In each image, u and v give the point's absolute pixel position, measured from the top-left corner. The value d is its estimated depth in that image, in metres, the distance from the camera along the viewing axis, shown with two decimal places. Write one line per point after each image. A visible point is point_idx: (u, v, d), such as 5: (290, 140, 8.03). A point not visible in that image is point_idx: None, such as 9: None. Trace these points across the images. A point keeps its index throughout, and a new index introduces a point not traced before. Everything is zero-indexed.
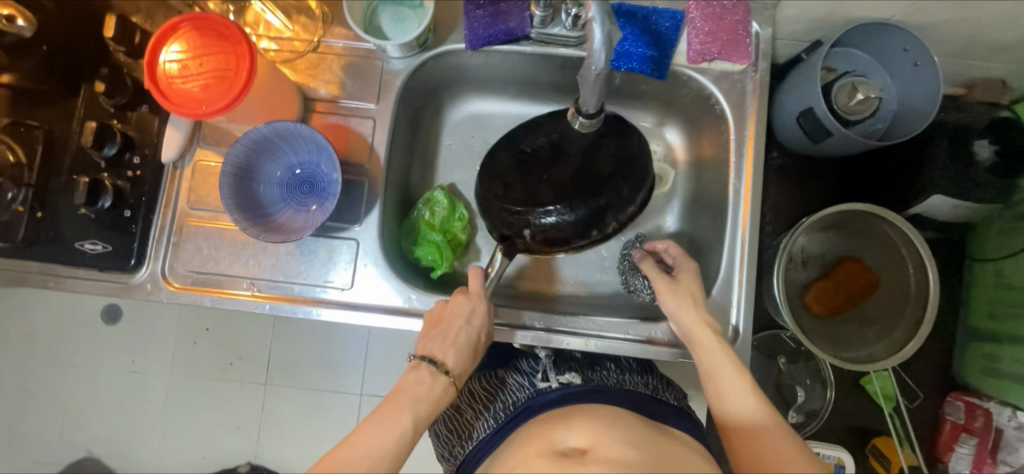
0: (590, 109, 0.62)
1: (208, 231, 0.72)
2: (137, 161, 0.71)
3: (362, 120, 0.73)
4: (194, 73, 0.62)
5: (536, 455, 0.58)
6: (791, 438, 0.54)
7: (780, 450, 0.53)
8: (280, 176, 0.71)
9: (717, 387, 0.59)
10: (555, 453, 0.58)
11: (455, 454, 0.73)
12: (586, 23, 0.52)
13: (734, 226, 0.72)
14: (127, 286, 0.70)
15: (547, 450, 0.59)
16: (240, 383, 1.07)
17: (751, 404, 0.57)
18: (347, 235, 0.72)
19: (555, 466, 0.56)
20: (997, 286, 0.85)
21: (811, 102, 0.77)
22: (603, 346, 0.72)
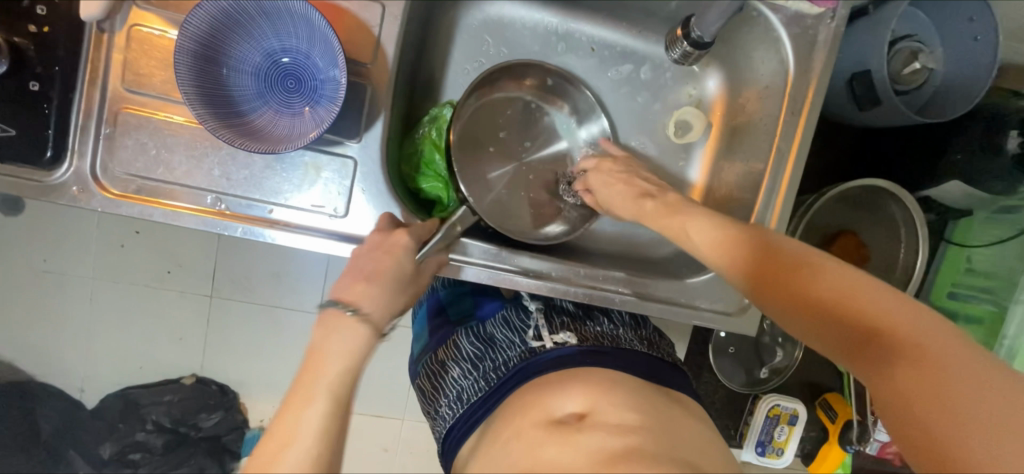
0: (704, 37, 0.66)
1: (155, 125, 0.55)
2: (42, 12, 0.52)
3: (367, 3, 0.57)
4: None
5: (530, 424, 0.54)
6: (836, 263, 0.45)
7: (828, 281, 0.44)
8: (257, 63, 0.55)
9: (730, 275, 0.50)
10: (552, 420, 0.54)
11: (442, 414, 0.69)
12: None
13: (771, 190, 0.68)
14: (40, 185, 0.54)
15: (543, 418, 0.55)
16: (186, 296, 0.94)
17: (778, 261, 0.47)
18: (342, 152, 0.59)
19: (552, 434, 0.52)
20: (965, 270, 0.91)
21: (870, 64, 0.72)
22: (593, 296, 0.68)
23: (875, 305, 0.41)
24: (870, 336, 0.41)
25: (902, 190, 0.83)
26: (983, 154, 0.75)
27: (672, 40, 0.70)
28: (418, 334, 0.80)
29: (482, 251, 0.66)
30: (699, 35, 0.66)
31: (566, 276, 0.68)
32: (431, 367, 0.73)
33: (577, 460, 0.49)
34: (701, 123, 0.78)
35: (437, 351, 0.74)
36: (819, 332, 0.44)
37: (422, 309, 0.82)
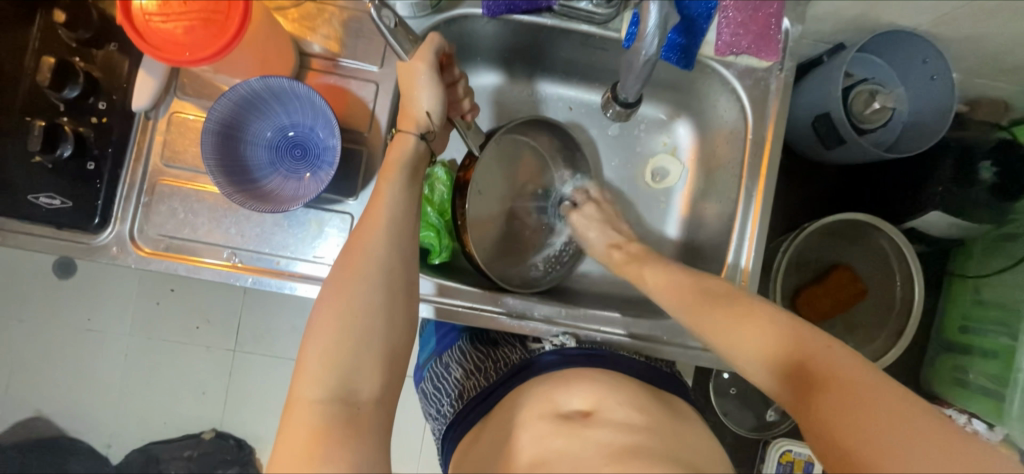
0: (627, 99, 0.65)
1: (186, 193, 0.65)
2: (102, 107, 0.63)
3: (363, 84, 0.67)
4: (178, 12, 0.52)
5: (536, 416, 0.56)
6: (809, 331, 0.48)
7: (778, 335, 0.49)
8: (270, 138, 0.65)
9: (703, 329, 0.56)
10: (559, 414, 0.55)
11: (443, 413, 0.70)
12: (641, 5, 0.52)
13: (743, 230, 0.72)
14: (88, 247, 0.63)
15: (550, 411, 0.56)
16: (207, 348, 1.01)
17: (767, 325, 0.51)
18: (341, 208, 0.66)
19: (559, 426, 0.53)
20: (975, 302, 0.87)
21: (829, 106, 0.77)
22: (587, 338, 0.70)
23: (838, 368, 0.44)
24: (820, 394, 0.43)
25: (886, 223, 0.84)
26: (957, 187, 0.78)
27: (605, 97, 0.70)
28: (427, 342, 0.83)
29: (479, 292, 0.70)
30: (624, 97, 0.65)
31: (550, 314, 0.71)
32: (436, 369, 0.75)
33: (586, 451, 0.50)
34: (679, 169, 0.84)
35: (443, 354, 0.77)
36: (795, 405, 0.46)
37: (430, 325, 0.85)
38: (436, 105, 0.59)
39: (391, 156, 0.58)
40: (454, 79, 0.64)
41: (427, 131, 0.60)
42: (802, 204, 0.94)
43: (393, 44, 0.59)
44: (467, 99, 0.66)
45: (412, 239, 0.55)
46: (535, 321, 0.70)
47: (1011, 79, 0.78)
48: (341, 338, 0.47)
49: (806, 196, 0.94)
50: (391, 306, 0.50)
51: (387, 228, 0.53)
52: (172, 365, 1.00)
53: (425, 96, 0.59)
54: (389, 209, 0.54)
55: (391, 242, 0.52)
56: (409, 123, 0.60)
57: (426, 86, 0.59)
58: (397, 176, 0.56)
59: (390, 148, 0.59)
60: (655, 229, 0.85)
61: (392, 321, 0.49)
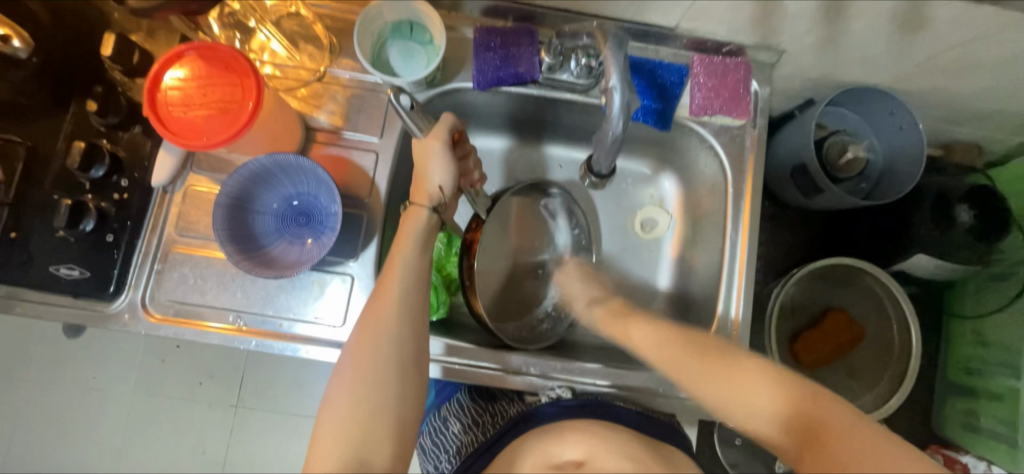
0: (601, 170, 0.69)
1: (197, 260, 0.69)
2: (124, 183, 0.69)
3: (364, 153, 0.72)
4: (197, 103, 0.58)
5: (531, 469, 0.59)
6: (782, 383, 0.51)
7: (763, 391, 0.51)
8: (277, 207, 0.69)
9: (696, 382, 0.56)
10: (553, 465, 0.58)
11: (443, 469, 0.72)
12: (605, 91, 0.57)
13: (731, 278, 0.74)
14: (103, 315, 0.67)
15: (544, 463, 0.59)
16: (208, 405, 1.02)
17: (771, 385, 0.51)
18: (342, 269, 0.70)
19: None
20: (976, 343, 0.86)
21: (804, 158, 0.81)
22: (584, 392, 0.70)
23: (832, 422, 0.47)
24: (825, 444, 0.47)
25: (875, 267, 0.86)
26: (938, 231, 0.80)
27: (581, 168, 0.73)
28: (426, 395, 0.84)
29: (475, 349, 0.70)
30: (598, 169, 0.69)
31: (545, 368, 0.70)
32: (433, 423, 0.77)
33: None
34: (667, 220, 0.87)
35: (442, 407, 0.78)
36: (803, 459, 0.48)
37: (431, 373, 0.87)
38: (448, 179, 0.63)
39: (405, 229, 0.62)
40: (466, 153, 0.68)
41: (439, 204, 0.64)
42: (791, 248, 0.96)
43: (407, 121, 0.62)
44: (477, 170, 0.71)
45: (420, 311, 0.59)
46: (532, 376, 0.70)
47: (979, 126, 0.82)
48: (357, 410, 0.52)
49: (795, 240, 0.96)
50: (402, 379, 0.55)
51: (399, 303, 0.57)
52: (174, 426, 1.00)
53: (438, 170, 0.63)
54: (401, 284, 0.59)
55: (403, 317, 0.57)
56: (422, 196, 0.64)
57: (440, 161, 0.63)
58: (409, 251, 0.61)
59: (403, 219, 0.63)
60: (648, 278, 0.87)
61: (402, 393, 0.55)
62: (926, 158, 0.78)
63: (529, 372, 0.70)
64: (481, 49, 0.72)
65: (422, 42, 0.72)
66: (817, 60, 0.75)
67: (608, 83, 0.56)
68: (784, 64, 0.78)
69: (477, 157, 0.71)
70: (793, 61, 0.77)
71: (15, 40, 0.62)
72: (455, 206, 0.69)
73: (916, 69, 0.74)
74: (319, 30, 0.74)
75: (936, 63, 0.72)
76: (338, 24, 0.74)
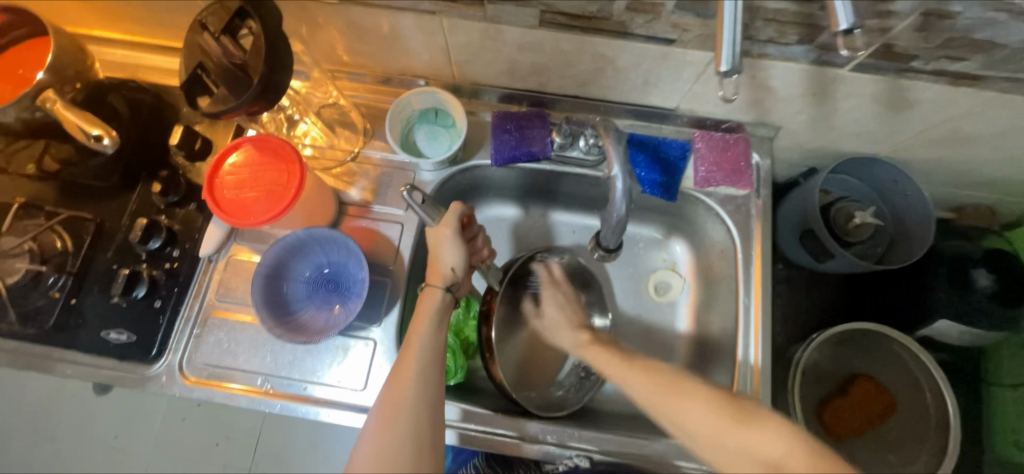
0: (610, 245, 0.72)
1: (232, 324, 0.74)
2: (176, 253, 0.76)
3: (390, 225, 0.78)
4: (248, 186, 0.66)
5: None
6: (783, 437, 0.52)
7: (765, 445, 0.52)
8: (308, 275, 0.75)
9: (689, 426, 0.57)
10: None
11: None
12: (609, 178, 0.62)
13: (745, 342, 0.74)
14: (142, 377, 0.71)
15: None
16: (225, 466, 1.02)
17: (777, 436, 0.52)
18: (365, 334, 0.73)
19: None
20: (1021, 414, 0.81)
21: (811, 225, 0.84)
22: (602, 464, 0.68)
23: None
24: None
25: (896, 331, 0.85)
26: (958, 295, 0.79)
27: (592, 242, 0.77)
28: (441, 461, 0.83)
29: (492, 415, 0.71)
30: (607, 244, 0.73)
31: (562, 436, 0.70)
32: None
33: None
34: (680, 284, 0.89)
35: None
36: None
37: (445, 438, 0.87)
38: (459, 261, 0.68)
39: (421, 310, 0.66)
40: (472, 234, 0.73)
41: (452, 285, 0.68)
42: (809, 311, 0.96)
43: (421, 214, 0.68)
44: (486, 247, 0.75)
45: (437, 388, 0.62)
46: (549, 445, 0.69)
47: (985, 190, 0.84)
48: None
49: (813, 303, 0.96)
50: (419, 458, 0.57)
51: (417, 380, 0.61)
52: None
53: (450, 254, 0.68)
54: (421, 360, 0.62)
55: (421, 394, 0.60)
56: (437, 277, 0.68)
57: (452, 246, 0.68)
58: (427, 328, 0.65)
59: (420, 300, 0.68)
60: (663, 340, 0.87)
61: (418, 471, 0.56)
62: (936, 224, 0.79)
63: (547, 442, 0.70)
64: (498, 131, 0.79)
65: (446, 126, 0.81)
66: (813, 134, 0.80)
67: (610, 172, 0.62)
68: (783, 138, 0.83)
69: (485, 235, 0.75)
70: (790, 135, 0.82)
71: (105, 138, 0.68)
72: (469, 283, 0.73)
73: (910, 142, 0.78)
74: (356, 117, 0.83)
75: (929, 136, 0.76)
76: (372, 111, 0.83)
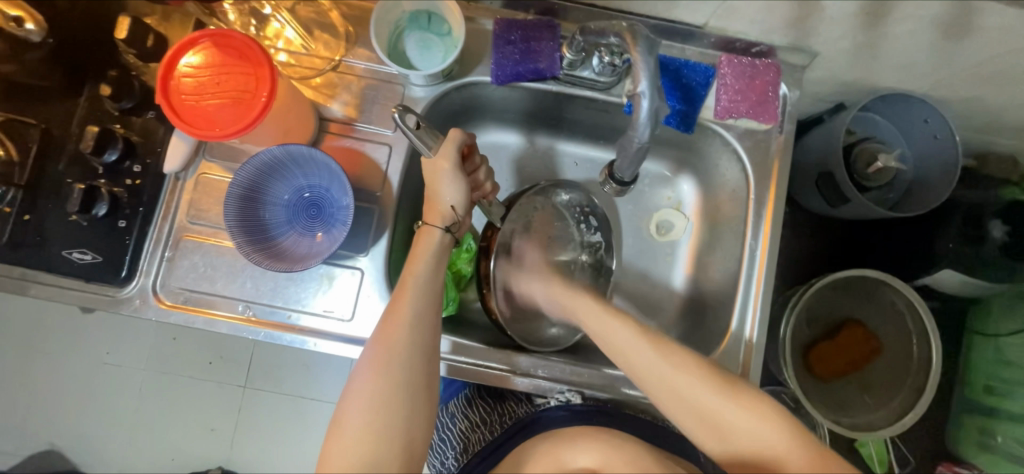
0: (624, 177, 0.67)
1: (208, 248, 0.68)
2: (137, 169, 0.68)
3: (377, 146, 0.71)
4: (210, 91, 0.57)
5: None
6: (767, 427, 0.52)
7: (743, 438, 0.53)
8: (288, 198, 0.68)
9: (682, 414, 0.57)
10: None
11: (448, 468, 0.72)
12: (633, 95, 0.55)
13: (748, 286, 0.72)
14: (114, 299, 0.67)
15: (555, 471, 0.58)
16: (218, 383, 1.00)
17: (760, 430, 0.52)
18: (352, 263, 0.69)
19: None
20: (997, 362, 0.82)
21: (831, 166, 0.78)
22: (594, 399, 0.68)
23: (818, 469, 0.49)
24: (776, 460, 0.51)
25: (897, 278, 0.83)
26: (969, 247, 0.78)
27: (603, 170, 0.71)
28: None
29: (487, 349, 0.69)
30: (620, 176, 0.67)
31: (556, 372, 0.69)
32: (441, 418, 0.76)
33: None
34: (685, 224, 0.85)
35: (450, 403, 0.77)
36: None
37: None
38: (460, 198, 0.63)
39: (418, 251, 0.62)
40: (475, 166, 0.68)
41: (452, 224, 0.64)
42: (809, 256, 0.94)
43: (416, 141, 0.60)
44: (490, 180, 0.70)
45: (431, 333, 0.58)
46: (543, 380, 0.69)
47: None
48: (366, 436, 0.51)
49: (814, 248, 0.94)
50: (412, 404, 0.54)
51: (410, 324, 0.57)
52: (184, 402, 0.99)
53: (450, 190, 0.63)
54: (414, 304, 0.58)
55: (416, 341, 0.56)
56: (436, 216, 0.63)
57: (451, 181, 0.62)
58: (422, 272, 0.60)
59: (416, 240, 0.63)
60: (661, 280, 0.85)
61: (411, 418, 0.54)
62: (961, 171, 0.75)
63: (542, 377, 0.69)
64: (501, 42, 0.70)
65: (440, 34, 0.70)
66: (851, 64, 0.72)
67: (636, 87, 0.55)
68: (816, 67, 0.75)
69: (488, 167, 0.69)
70: (825, 64, 0.74)
71: (30, 24, 0.63)
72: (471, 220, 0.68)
73: (954, 77, 0.71)
74: (335, 18, 0.72)
75: (977, 72, 0.69)
76: (354, 13, 0.72)
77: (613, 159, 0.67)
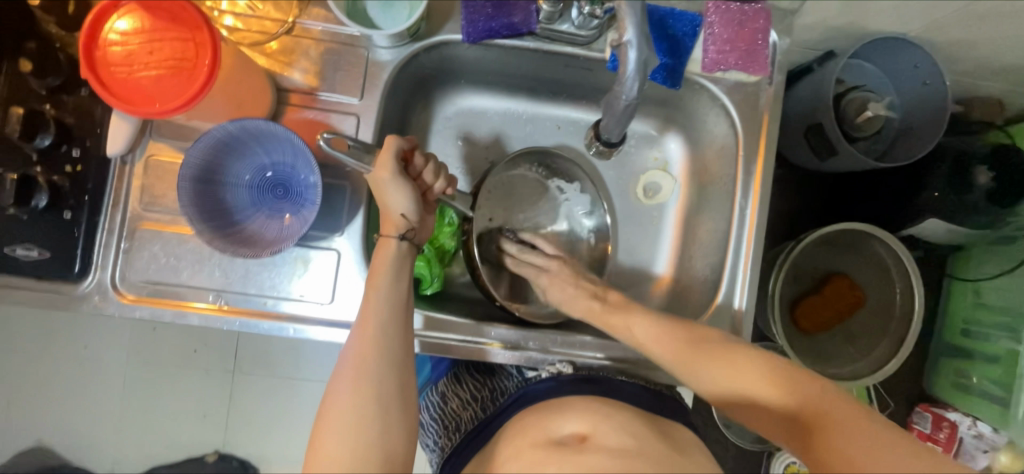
0: (613, 138, 0.63)
1: (167, 237, 0.63)
2: (76, 154, 0.61)
3: (343, 117, 0.65)
4: (143, 61, 0.51)
5: (530, 445, 0.55)
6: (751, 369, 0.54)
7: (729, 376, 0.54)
8: (250, 179, 0.63)
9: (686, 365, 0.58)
10: (553, 441, 0.55)
11: (442, 447, 0.71)
12: (619, 45, 0.51)
13: (739, 241, 0.71)
14: (70, 298, 0.62)
15: (543, 438, 0.56)
16: (202, 373, 0.97)
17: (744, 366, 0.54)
18: (327, 245, 0.65)
19: (554, 455, 0.53)
20: (976, 305, 0.84)
21: (821, 118, 0.76)
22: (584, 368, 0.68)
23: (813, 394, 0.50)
24: (828, 432, 0.48)
25: (881, 230, 0.83)
26: (953, 193, 0.77)
27: (590, 134, 0.68)
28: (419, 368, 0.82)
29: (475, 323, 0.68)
30: (608, 137, 0.63)
31: (544, 345, 0.68)
32: (430, 399, 0.75)
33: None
34: (672, 185, 0.82)
35: (439, 383, 0.76)
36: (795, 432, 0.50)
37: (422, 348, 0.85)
38: (410, 205, 0.60)
39: (376, 264, 0.59)
40: (419, 170, 0.63)
41: (407, 231, 0.61)
42: (794, 212, 0.94)
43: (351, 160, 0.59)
44: (440, 179, 0.65)
45: (403, 337, 0.56)
46: (533, 353, 0.68)
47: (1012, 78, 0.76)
48: (344, 455, 0.49)
49: (800, 203, 0.94)
50: (387, 416, 0.52)
51: (381, 332, 0.55)
52: (170, 394, 0.96)
53: (396, 199, 0.60)
54: (380, 312, 0.56)
55: (387, 349, 0.54)
56: (389, 226, 0.61)
57: (396, 191, 0.60)
58: (384, 281, 0.58)
59: (374, 257, 0.60)
60: (650, 242, 0.83)
61: (388, 430, 0.51)
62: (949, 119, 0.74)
63: (535, 354, 0.68)
64: None
65: None
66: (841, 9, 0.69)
67: (621, 38, 0.50)
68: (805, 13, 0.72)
69: (435, 164, 0.64)
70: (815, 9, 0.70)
71: None
72: (428, 222, 0.65)
73: (948, 18, 0.69)
74: None
75: (976, 9, 0.67)
76: None
77: (600, 119, 0.64)
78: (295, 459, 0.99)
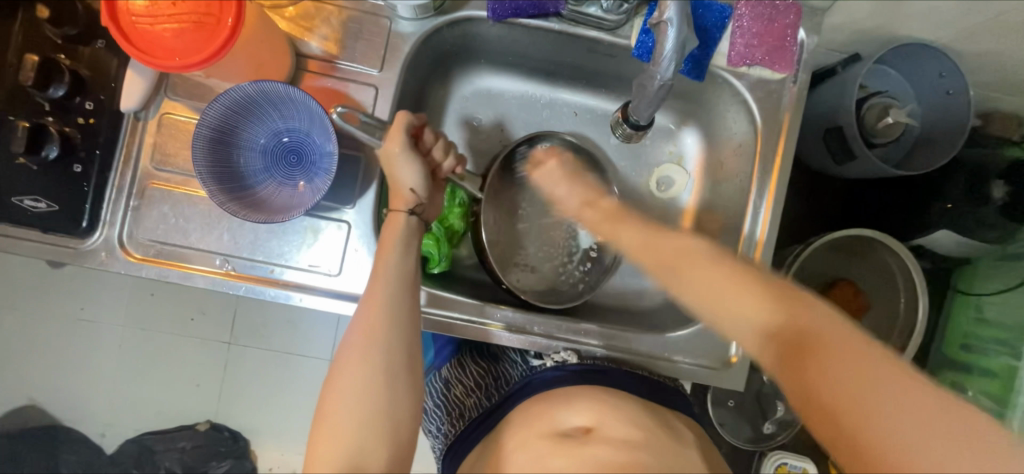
0: (640, 121, 0.63)
1: (177, 198, 0.63)
2: (90, 107, 0.60)
3: (361, 87, 0.64)
4: (165, 13, 0.50)
5: (536, 436, 0.56)
6: None
7: None
8: (265, 143, 0.62)
9: None
10: (557, 433, 0.55)
11: (445, 433, 0.71)
12: (658, 25, 0.52)
13: (750, 239, 0.71)
14: (77, 252, 0.61)
15: (548, 430, 0.56)
16: (202, 340, 0.97)
17: None
18: (338, 216, 0.64)
19: (557, 447, 0.53)
20: (976, 320, 0.84)
21: (840, 121, 0.76)
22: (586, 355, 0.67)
23: None
24: None
25: (891, 239, 0.84)
26: (967, 205, 0.77)
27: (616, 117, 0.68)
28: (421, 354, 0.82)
29: (478, 303, 0.67)
30: (636, 119, 0.63)
31: (548, 330, 0.68)
32: (433, 384, 0.75)
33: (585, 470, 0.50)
34: (686, 181, 0.82)
35: (442, 369, 0.76)
36: None
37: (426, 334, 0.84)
38: (419, 180, 0.59)
39: (386, 237, 0.59)
40: (430, 147, 0.62)
41: (416, 206, 0.60)
42: (804, 216, 0.93)
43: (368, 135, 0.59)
44: (449, 156, 0.64)
45: (412, 312, 0.56)
46: (535, 336, 0.67)
47: None
48: (351, 424, 0.49)
49: (810, 208, 0.93)
50: (394, 388, 0.52)
51: (389, 305, 0.55)
52: (170, 358, 0.96)
53: (406, 173, 0.59)
54: (389, 285, 0.56)
55: (395, 322, 0.54)
56: (399, 201, 0.60)
57: (407, 164, 0.59)
58: (393, 254, 0.57)
59: (384, 230, 0.59)
60: None
61: (396, 402, 0.52)
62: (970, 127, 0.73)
63: (537, 336, 0.68)
64: None
65: None
66: None
67: (661, 16, 0.51)
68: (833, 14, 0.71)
69: (444, 141, 0.63)
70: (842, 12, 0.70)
71: None
72: (436, 200, 0.65)
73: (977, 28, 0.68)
74: None
75: None
76: None
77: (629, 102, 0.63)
78: (288, 431, 0.99)
